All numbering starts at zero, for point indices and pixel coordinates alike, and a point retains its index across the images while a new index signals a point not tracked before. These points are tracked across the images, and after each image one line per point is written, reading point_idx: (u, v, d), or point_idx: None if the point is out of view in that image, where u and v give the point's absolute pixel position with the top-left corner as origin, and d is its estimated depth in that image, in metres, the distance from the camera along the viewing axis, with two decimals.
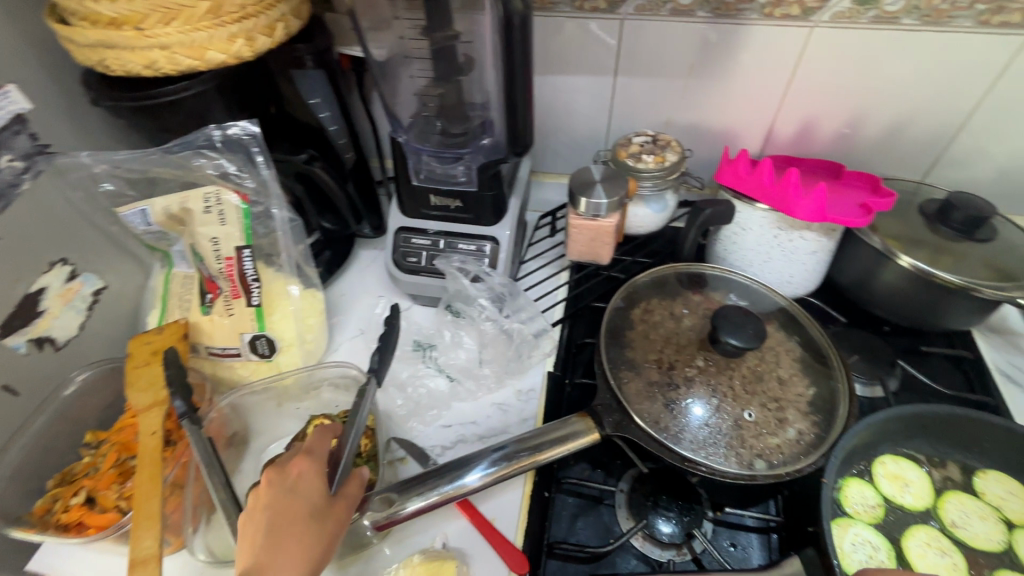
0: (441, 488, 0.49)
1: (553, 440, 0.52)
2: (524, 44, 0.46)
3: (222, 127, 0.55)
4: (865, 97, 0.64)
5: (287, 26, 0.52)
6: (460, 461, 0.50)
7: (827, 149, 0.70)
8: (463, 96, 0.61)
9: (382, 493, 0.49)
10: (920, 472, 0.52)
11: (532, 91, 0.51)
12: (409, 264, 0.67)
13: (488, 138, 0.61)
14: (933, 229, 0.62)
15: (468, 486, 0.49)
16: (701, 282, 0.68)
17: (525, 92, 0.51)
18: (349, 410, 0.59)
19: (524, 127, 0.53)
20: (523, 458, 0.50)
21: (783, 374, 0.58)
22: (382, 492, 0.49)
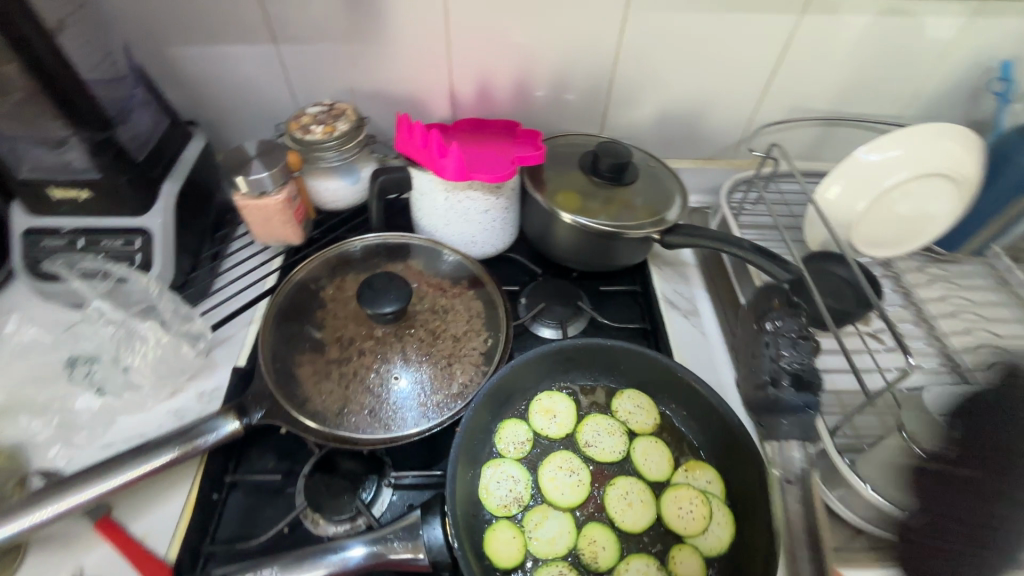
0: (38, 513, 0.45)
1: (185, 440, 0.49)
2: None
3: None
4: (520, 55, 0.66)
5: None
6: (70, 481, 0.47)
7: (509, 109, 0.73)
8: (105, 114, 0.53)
9: None
10: (567, 402, 0.57)
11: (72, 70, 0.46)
12: (45, 270, 0.58)
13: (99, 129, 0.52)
14: (593, 178, 0.67)
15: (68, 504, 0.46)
16: (402, 252, 0.67)
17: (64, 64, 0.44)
18: None
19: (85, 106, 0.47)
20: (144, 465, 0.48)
21: (457, 332, 0.60)
22: None
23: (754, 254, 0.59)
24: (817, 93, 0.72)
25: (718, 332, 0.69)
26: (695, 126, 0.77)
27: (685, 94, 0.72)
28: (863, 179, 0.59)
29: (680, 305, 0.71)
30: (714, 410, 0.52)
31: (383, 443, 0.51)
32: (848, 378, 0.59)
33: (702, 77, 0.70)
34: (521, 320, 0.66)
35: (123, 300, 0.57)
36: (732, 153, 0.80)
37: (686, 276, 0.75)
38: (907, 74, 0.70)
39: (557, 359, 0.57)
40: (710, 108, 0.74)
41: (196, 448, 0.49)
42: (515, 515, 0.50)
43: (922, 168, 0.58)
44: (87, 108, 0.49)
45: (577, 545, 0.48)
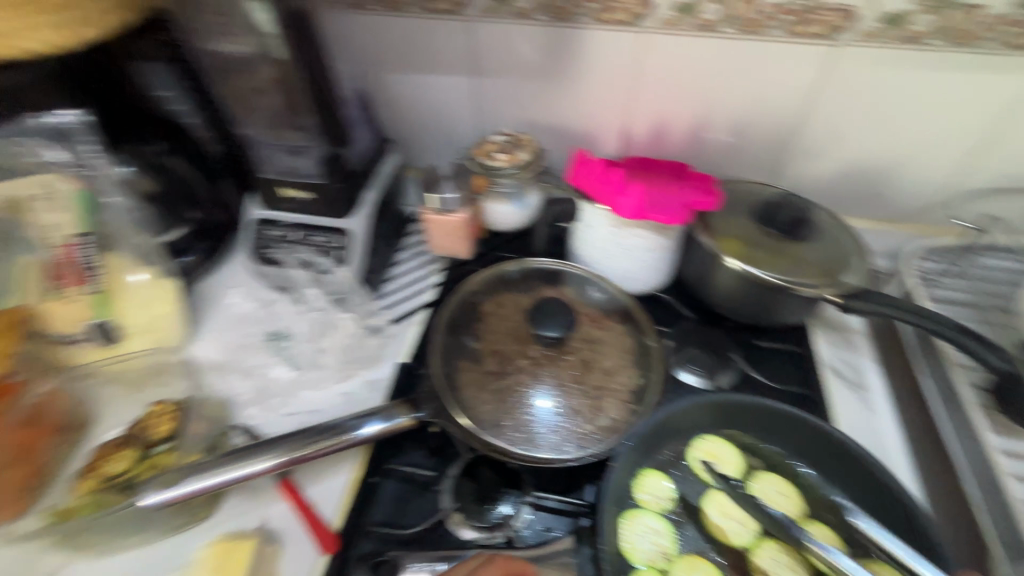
0: (239, 468, 0.51)
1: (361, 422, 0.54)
2: None
3: (48, 115, 0.56)
4: (705, 101, 0.67)
5: (75, 37, 0.51)
6: (263, 443, 0.53)
7: (680, 151, 0.73)
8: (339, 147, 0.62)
9: (173, 470, 0.51)
10: (735, 453, 0.55)
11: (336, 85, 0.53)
12: (263, 254, 0.68)
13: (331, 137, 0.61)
14: (764, 229, 0.65)
15: (263, 466, 0.51)
16: (556, 278, 0.69)
17: None
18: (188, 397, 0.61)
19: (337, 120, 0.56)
20: (327, 439, 0.53)
21: (609, 366, 0.61)
22: (173, 469, 0.51)
23: (957, 332, 0.53)
24: None
25: (890, 413, 0.62)
26: (880, 186, 0.72)
27: (877, 152, 0.68)
28: None
29: (845, 375, 0.66)
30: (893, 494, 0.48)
31: (532, 462, 0.53)
32: None
33: (899, 135, 0.65)
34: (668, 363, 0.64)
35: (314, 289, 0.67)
36: (921, 217, 0.73)
37: (853, 345, 0.69)
38: None
39: (713, 410, 0.55)
40: (903, 168, 0.69)
41: (371, 433, 0.54)
42: (661, 564, 0.49)
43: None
44: None
45: None
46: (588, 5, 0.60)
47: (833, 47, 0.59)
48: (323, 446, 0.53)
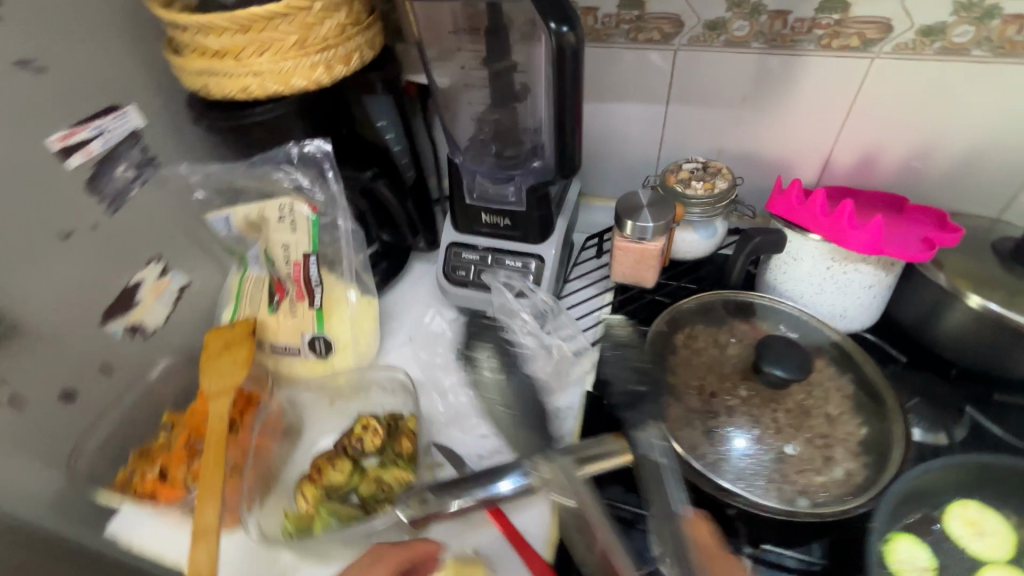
0: (476, 494, 0.50)
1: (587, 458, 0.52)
2: (575, 75, 0.46)
3: (299, 144, 0.61)
4: (930, 129, 0.62)
5: (328, 73, 0.55)
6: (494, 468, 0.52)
7: (890, 182, 0.68)
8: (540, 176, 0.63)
9: (416, 493, 0.51)
10: (1001, 523, 0.49)
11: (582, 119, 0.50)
12: (456, 278, 0.69)
13: (538, 161, 0.63)
14: (1009, 269, 0.58)
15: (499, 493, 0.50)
16: (748, 311, 0.66)
17: (575, 120, 0.49)
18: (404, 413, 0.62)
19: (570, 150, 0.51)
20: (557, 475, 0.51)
21: (832, 412, 0.56)
22: (416, 491, 0.52)
23: None
24: None
25: None
26: None
27: None
28: None
29: None
30: None
31: (766, 511, 0.50)
32: None
33: None
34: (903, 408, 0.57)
35: (517, 311, 0.66)
36: None
37: None
38: None
39: (971, 472, 0.50)
40: None
41: (600, 468, 0.51)
42: None
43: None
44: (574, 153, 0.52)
45: None
46: (816, 31, 0.59)
47: None
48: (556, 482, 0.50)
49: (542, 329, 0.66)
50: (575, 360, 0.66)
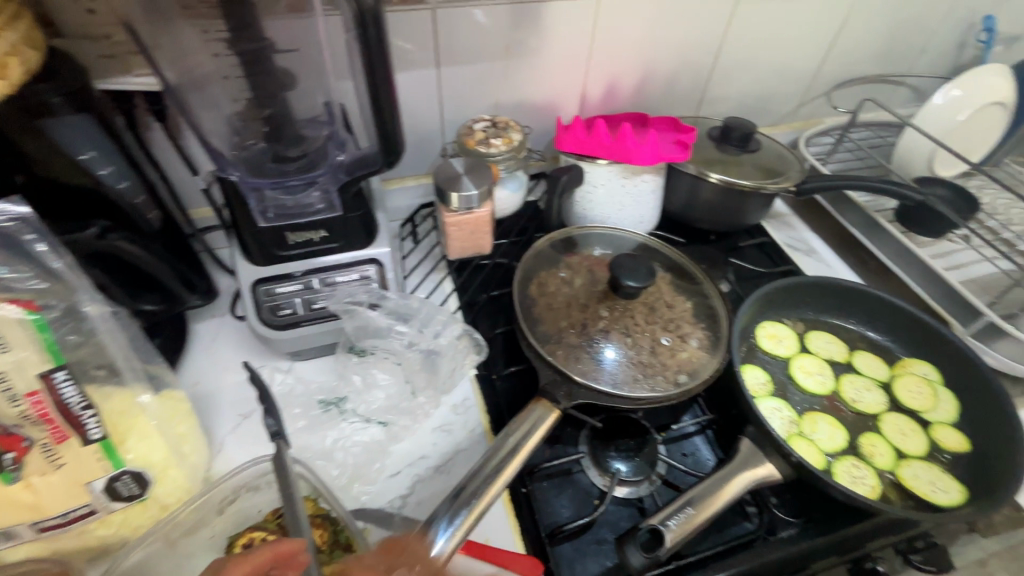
0: (454, 525, 0.45)
1: (522, 434, 0.51)
2: (382, 41, 0.40)
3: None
4: (646, 54, 0.75)
5: None
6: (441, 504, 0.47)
7: (627, 104, 0.81)
8: (358, 169, 0.52)
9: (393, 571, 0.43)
10: (786, 329, 0.67)
11: (397, 91, 0.44)
12: (283, 318, 0.57)
13: (342, 154, 0.55)
14: (722, 149, 0.76)
15: (463, 519, 0.45)
16: (573, 244, 0.73)
17: (390, 93, 0.43)
18: (278, 509, 0.49)
19: (394, 132, 0.46)
20: (507, 461, 0.49)
21: (668, 298, 0.67)
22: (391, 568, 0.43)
23: (885, 184, 0.71)
24: (861, 57, 0.87)
25: (839, 261, 0.82)
26: (769, 97, 0.89)
27: (765, 72, 0.84)
28: (961, 134, 0.77)
29: (799, 247, 0.84)
30: (902, 311, 0.64)
31: (664, 400, 0.58)
32: (978, 268, 0.73)
33: (780, 54, 0.82)
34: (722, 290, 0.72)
35: (383, 326, 0.59)
36: (793, 117, 0.94)
37: (791, 224, 0.87)
38: (924, 36, 0.87)
39: (761, 301, 0.66)
40: (783, 80, 0.87)
41: (537, 436, 0.51)
42: (794, 429, 0.58)
43: (996, 96, 0.74)
44: (396, 135, 0.47)
45: (854, 445, 0.57)
46: None
47: None
48: (512, 470, 0.49)
49: (412, 330, 0.61)
50: (459, 346, 0.62)
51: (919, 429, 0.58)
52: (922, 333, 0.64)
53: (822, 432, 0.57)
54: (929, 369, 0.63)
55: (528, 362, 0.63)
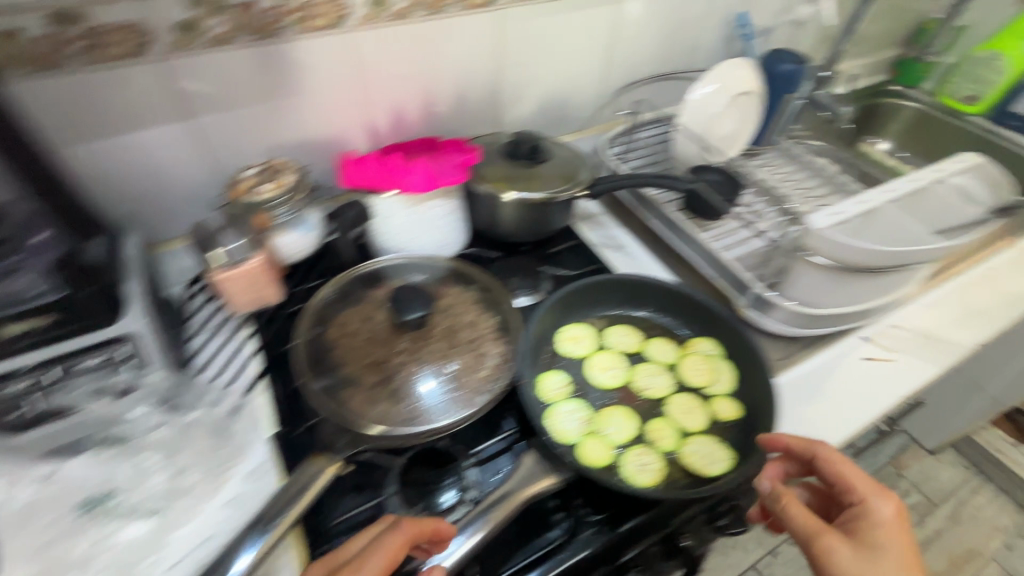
0: None
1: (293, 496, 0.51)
2: None
3: None
4: (423, 80, 0.75)
5: None
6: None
7: (421, 128, 0.81)
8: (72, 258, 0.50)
9: None
10: (585, 330, 0.70)
11: None
12: (14, 420, 0.53)
13: (50, 232, 0.50)
14: (514, 163, 0.79)
15: None
16: (376, 278, 0.72)
17: None
18: None
19: None
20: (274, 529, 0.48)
21: (469, 319, 0.67)
22: None
23: (656, 178, 0.76)
24: (640, 60, 0.93)
25: (644, 253, 0.87)
26: (565, 105, 0.93)
27: (553, 83, 0.88)
28: (727, 124, 0.85)
29: (609, 244, 0.88)
30: (682, 295, 0.69)
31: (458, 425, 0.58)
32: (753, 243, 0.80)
33: (562, 65, 0.86)
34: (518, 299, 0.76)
35: (125, 412, 0.58)
36: (595, 120, 0.99)
37: (603, 223, 0.92)
38: (692, 35, 0.95)
39: (556, 306, 0.69)
40: (573, 87, 0.91)
41: (309, 497, 0.51)
42: (589, 428, 0.60)
43: (744, 86, 0.82)
44: None
45: (643, 431, 0.60)
46: (290, 17, 0.61)
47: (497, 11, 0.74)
48: (277, 536, 0.48)
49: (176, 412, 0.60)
50: (233, 418, 0.60)
51: (701, 404, 0.62)
52: (701, 313, 0.68)
53: (615, 425, 0.60)
54: (711, 343, 0.68)
55: (320, 415, 0.60)
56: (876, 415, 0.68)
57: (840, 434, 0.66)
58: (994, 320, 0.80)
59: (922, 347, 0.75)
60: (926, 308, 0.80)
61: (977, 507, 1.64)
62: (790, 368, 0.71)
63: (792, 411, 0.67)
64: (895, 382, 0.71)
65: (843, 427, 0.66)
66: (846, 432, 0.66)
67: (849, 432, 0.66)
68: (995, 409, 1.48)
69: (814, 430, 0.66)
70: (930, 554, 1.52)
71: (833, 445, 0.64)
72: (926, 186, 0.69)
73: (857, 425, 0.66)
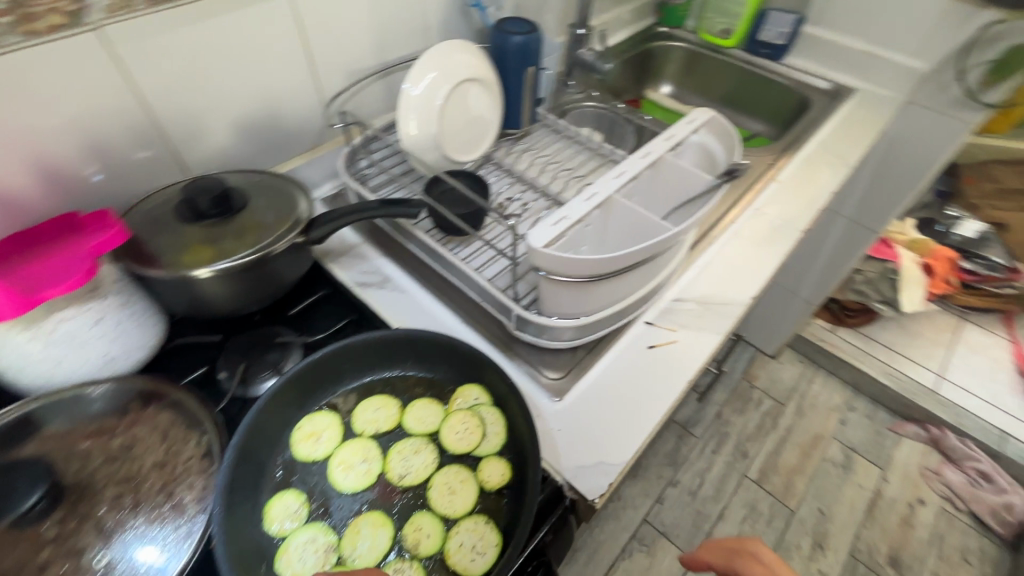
0: None
1: None
2: None
3: None
4: (17, 141, 0.53)
5: None
6: None
7: (54, 200, 0.59)
8: None
9: None
10: (326, 418, 0.56)
11: None
12: None
13: None
14: (202, 224, 0.60)
15: None
16: (20, 432, 0.51)
17: None
18: None
19: None
20: None
21: (159, 458, 0.51)
22: None
23: (384, 208, 0.64)
24: (357, 54, 0.78)
25: (414, 284, 0.73)
26: (279, 124, 0.75)
27: (244, 102, 0.70)
28: (466, 118, 0.74)
29: (372, 281, 0.73)
30: (433, 344, 0.58)
31: None
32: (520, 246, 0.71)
33: (245, 80, 0.68)
34: (244, 390, 0.60)
35: None
36: (329, 133, 0.83)
37: (363, 255, 0.77)
38: (412, 15, 0.81)
39: (281, 402, 0.54)
40: (277, 103, 0.73)
41: None
42: (334, 558, 0.47)
43: (469, 73, 0.72)
44: None
45: (400, 538, 0.49)
46: None
47: (95, 31, 0.53)
48: None
49: None
50: None
51: (470, 477, 0.53)
52: (458, 358, 0.58)
53: (365, 543, 0.48)
54: (479, 391, 0.58)
55: None
56: (666, 411, 0.62)
57: (631, 447, 0.59)
58: (765, 266, 0.80)
59: (704, 316, 0.72)
60: (703, 271, 0.78)
61: (815, 395, 1.83)
62: (574, 384, 0.64)
63: (577, 437, 0.59)
64: (681, 365, 0.67)
65: (634, 437, 0.59)
66: (637, 442, 0.59)
67: (640, 441, 0.59)
68: (810, 309, 1.64)
69: (602, 451, 0.58)
70: (786, 451, 1.68)
71: (625, 464, 0.57)
72: (658, 158, 0.63)
73: (647, 430, 0.60)
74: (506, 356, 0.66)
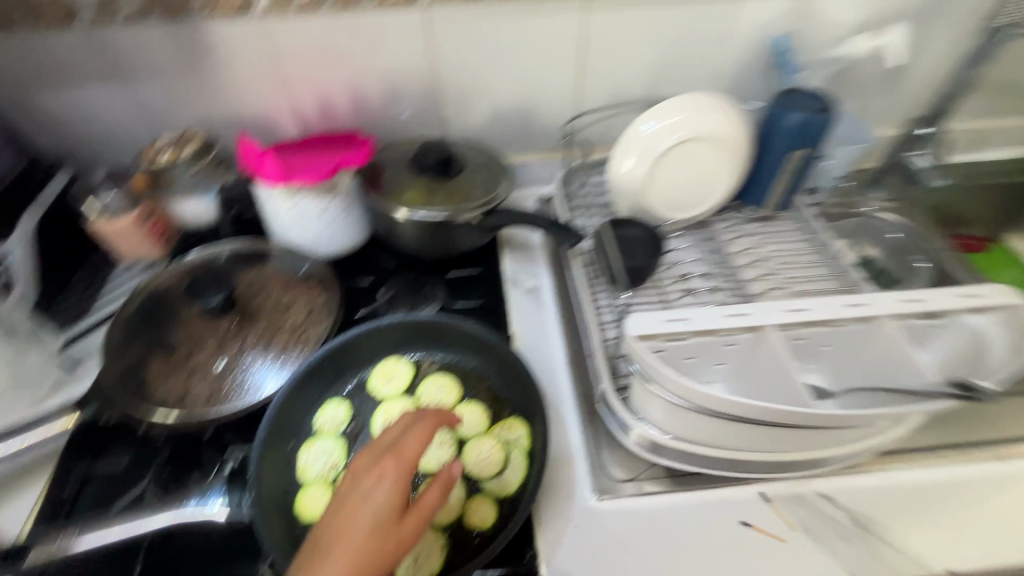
0: None
1: (32, 431, 0.57)
2: None
3: None
4: (348, 73, 0.74)
5: None
6: None
7: (355, 120, 0.80)
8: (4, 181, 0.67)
9: None
10: (405, 366, 0.63)
11: None
12: None
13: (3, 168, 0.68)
14: (422, 177, 0.71)
15: None
16: (256, 258, 0.73)
17: None
18: None
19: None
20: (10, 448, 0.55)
21: (301, 320, 0.67)
22: None
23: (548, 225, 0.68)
24: (628, 82, 0.79)
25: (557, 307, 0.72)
26: (529, 121, 0.82)
27: (509, 94, 0.79)
28: (692, 178, 0.69)
29: (523, 283, 0.75)
30: (513, 364, 0.61)
31: (227, 416, 0.57)
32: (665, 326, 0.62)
33: (517, 76, 0.77)
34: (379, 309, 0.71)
35: None
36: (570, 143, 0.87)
37: (534, 258, 0.78)
38: (701, 60, 0.77)
39: (386, 334, 0.64)
40: (534, 102, 0.80)
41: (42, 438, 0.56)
42: (332, 476, 0.55)
43: (716, 135, 0.66)
44: None
45: None
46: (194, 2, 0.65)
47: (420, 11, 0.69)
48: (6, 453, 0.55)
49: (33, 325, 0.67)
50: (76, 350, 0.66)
51: (461, 496, 0.54)
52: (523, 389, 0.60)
53: None
54: (524, 433, 0.57)
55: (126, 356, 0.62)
56: None
57: None
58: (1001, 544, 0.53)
59: (845, 537, 0.53)
60: (899, 488, 0.55)
61: None
62: (630, 496, 0.55)
63: (589, 548, 0.51)
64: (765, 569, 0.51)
65: None
66: None
67: None
68: None
69: None
70: None
71: None
72: (869, 317, 0.50)
73: None
74: (584, 424, 0.60)
